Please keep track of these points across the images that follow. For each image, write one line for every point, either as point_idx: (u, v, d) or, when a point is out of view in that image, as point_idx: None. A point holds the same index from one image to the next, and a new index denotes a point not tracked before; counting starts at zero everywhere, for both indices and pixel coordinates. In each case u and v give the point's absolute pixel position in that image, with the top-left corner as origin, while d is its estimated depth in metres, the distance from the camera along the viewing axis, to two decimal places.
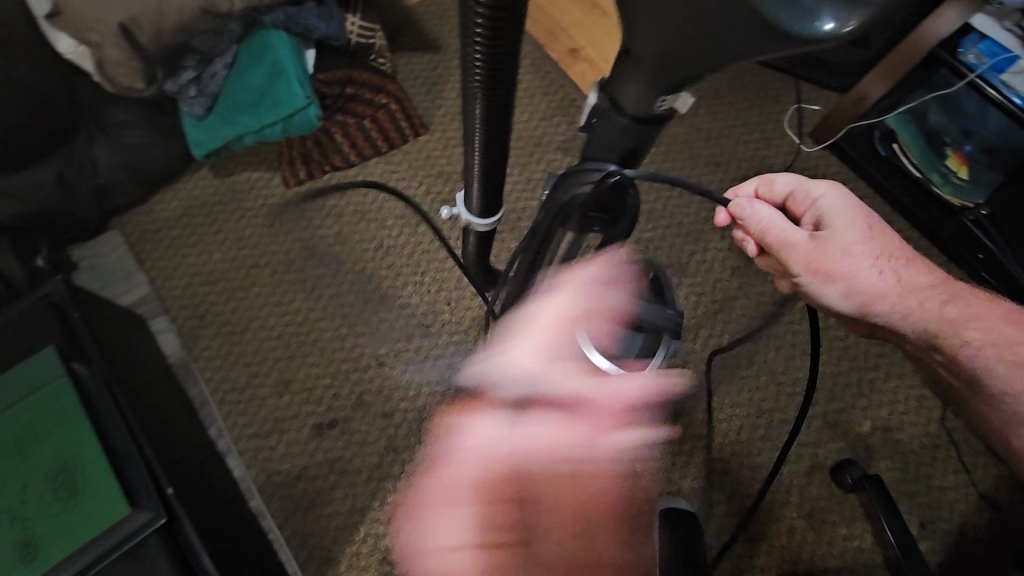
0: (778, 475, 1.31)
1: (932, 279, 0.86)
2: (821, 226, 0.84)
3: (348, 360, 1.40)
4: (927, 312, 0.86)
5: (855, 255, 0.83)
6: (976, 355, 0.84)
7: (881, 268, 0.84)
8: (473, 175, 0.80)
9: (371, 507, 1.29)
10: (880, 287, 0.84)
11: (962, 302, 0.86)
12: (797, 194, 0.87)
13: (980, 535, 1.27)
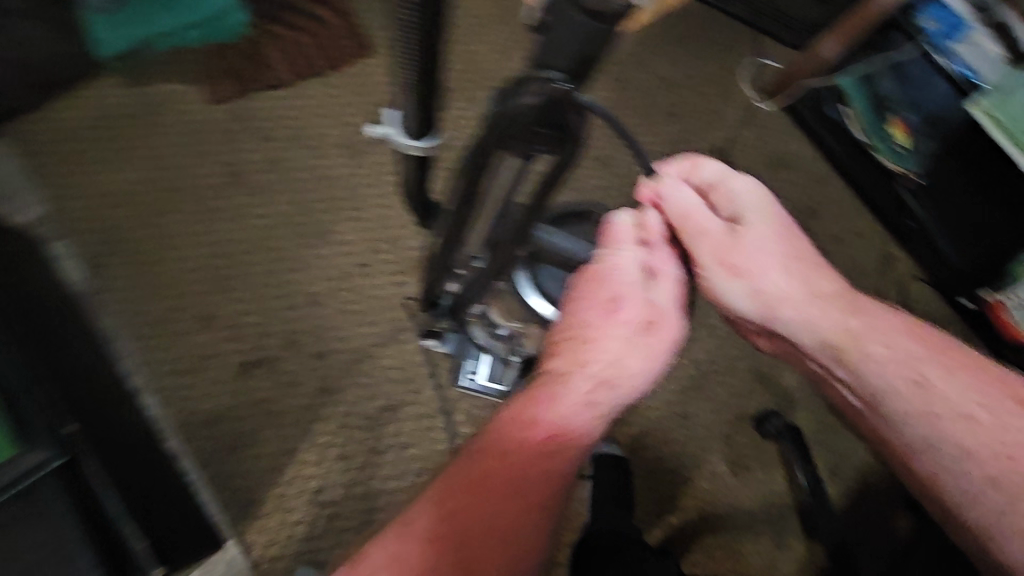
0: (706, 423, 1.36)
1: (835, 287, 0.83)
2: (733, 220, 0.83)
3: (278, 297, 1.32)
4: (832, 322, 0.81)
5: (762, 253, 0.82)
6: (880, 373, 0.79)
7: (785, 270, 0.82)
8: (410, 93, 0.73)
9: (301, 449, 1.25)
10: (779, 291, 0.82)
11: (865, 313, 0.81)
12: (720, 185, 0.84)
13: (879, 481, 1.37)
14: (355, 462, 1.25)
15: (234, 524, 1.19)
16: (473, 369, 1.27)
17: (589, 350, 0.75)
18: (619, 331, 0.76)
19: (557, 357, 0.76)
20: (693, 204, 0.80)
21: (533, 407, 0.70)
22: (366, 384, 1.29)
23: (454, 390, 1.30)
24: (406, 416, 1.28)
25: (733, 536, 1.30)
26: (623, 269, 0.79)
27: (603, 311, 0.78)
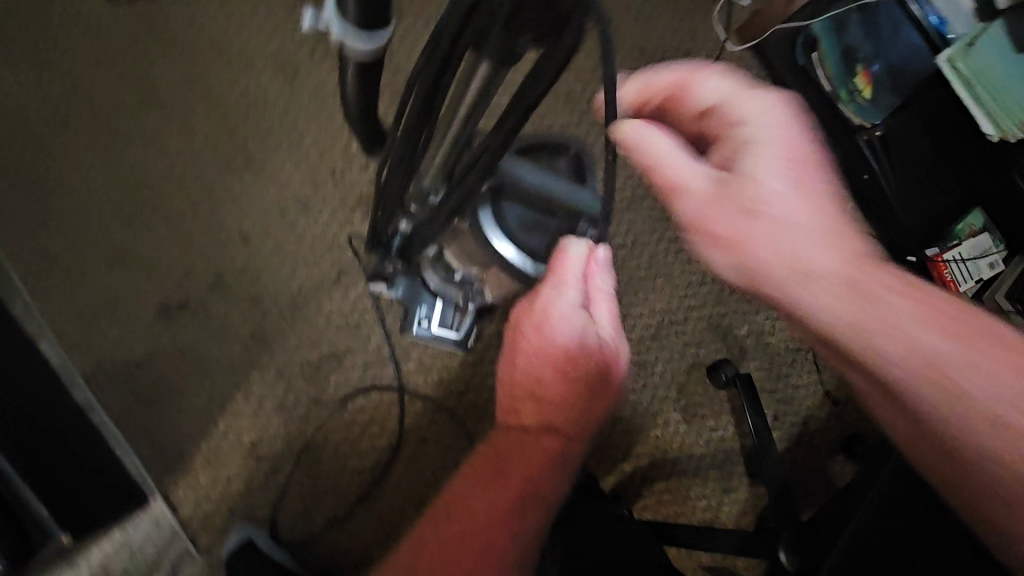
0: (661, 372, 1.35)
1: (853, 255, 0.63)
2: (728, 166, 0.65)
3: (204, 234, 1.18)
4: (834, 303, 0.63)
5: (750, 202, 0.63)
6: (893, 374, 0.62)
7: (784, 238, 0.63)
8: None
9: (233, 401, 1.14)
10: (778, 261, 0.63)
11: (891, 296, 0.62)
12: (721, 106, 0.66)
13: (820, 426, 1.42)
14: (295, 415, 1.16)
15: (159, 480, 1.10)
16: (426, 316, 1.18)
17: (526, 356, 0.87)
18: (567, 368, 0.85)
19: (523, 394, 0.88)
20: (660, 143, 0.63)
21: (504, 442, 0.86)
22: (306, 331, 1.19)
23: (406, 338, 1.21)
24: (352, 365, 1.19)
25: (681, 481, 1.32)
26: (565, 312, 0.83)
27: (552, 356, 0.85)
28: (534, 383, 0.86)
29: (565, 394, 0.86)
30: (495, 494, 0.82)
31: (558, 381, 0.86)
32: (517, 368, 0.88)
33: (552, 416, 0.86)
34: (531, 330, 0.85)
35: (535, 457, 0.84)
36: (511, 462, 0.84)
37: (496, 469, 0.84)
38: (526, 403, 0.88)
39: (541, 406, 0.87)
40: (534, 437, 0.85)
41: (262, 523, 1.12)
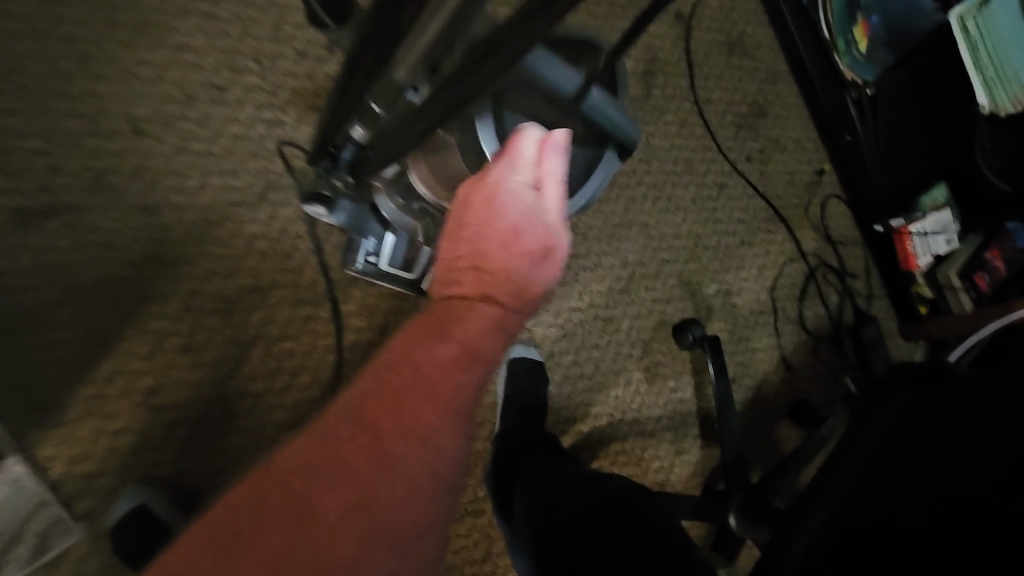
0: (626, 329, 1.26)
1: None
2: None
3: (86, 123, 0.94)
4: None
5: None
6: None
7: None
8: None
9: (124, 338, 0.93)
10: None
11: None
12: None
13: (771, 390, 1.41)
14: (205, 358, 0.97)
15: (18, 434, 0.88)
16: (374, 251, 1.00)
17: (478, 218, 0.68)
18: (514, 251, 0.69)
19: (463, 268, 0.70)
20: None
21: (440, 322, 0.65)
22: (221, 257, 0.98)
23: (345, 274, 1.04)
24: (277, 301, 1.01)
25: (636, 443, 1.25)
26: (517, 191, 0.66)
27: (500, 239, 0.69)
28: (477, 261, 0.69)
29: (511, 277, 0.69)
30: (412, 406, 0.58)
31: (507, 260, 0.69)
32: (463, 240, 0.70)
33: (491, 305, 0.67)
34: (478, 202, 0.68)
35: (454, 367, 0.62)
36: (436, 345, 0.62)
37: (405, 379, 0.60)
38: (464, 283, 0.69)
39: (484, 288, 0.68)
40: (465, 335, 0.64)
41: (157, 485, 0.93)
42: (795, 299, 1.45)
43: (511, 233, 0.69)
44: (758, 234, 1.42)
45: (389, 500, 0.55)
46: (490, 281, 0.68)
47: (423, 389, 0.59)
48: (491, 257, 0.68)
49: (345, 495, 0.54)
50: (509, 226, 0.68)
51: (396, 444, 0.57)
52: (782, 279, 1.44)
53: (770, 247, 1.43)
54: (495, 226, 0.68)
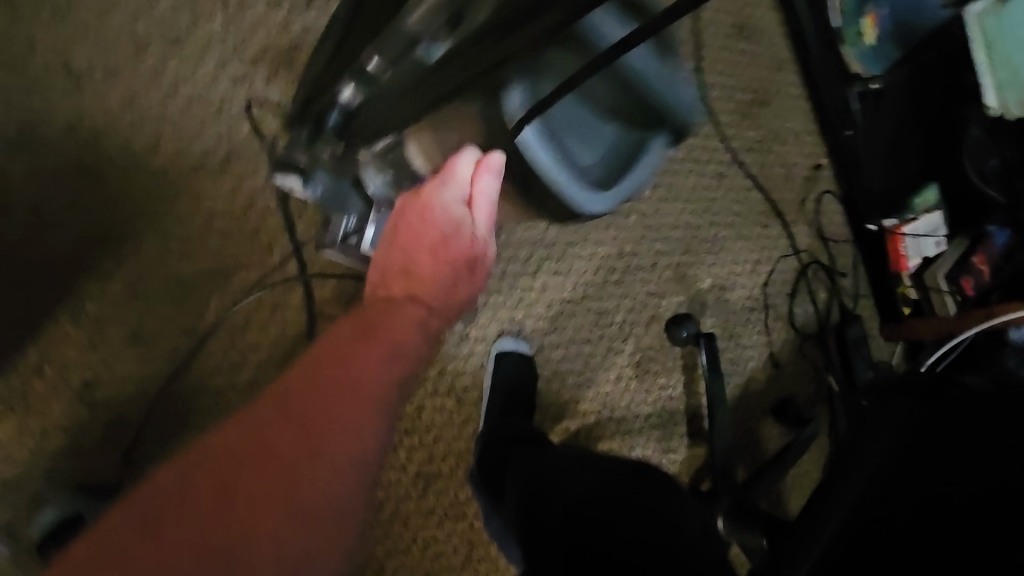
0: (619, 324, 1.20)
1: None
2: None
3: (18, 75, 0.83)
4: None
5: None
6: None
7: None
8: None
9: (59, 321, 0.84)
10: None
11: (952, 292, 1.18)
12: None
13: (758, 388, 1.38)
14: (155, 346, 0.87)
15: None
16: (353, 231, 0.88)
17: (409, 234, 0.77)
18: (440, 259, 0.78)
19: (394, 273, 0.78)
20: None
21: (371, 312, 0.76)
22: (175, 234, 0.88)
23: (322, 257, 0.93)
24: (241, 285, 0.90)
25: (623, 442, 1.20)
26: (451, 204, 0.72)
27: (431, 247, 0.77)
28: (409, 266, 0.78)
29: (435, 283, 0.78)
30: (337, 396, 0.65)
31: (433, 267, 0.78)
32: (395, 249, 0.79)
33: (414, 307, 0.77)
34: (411, 217, 0.76)
35: (377, 355, 0.71)
36: (364, 341, 0.72)
37: (331, 371, 0.68)
38: (393, 286, 0.78)
39: (410, 289, 0.77)
40: (389, 332, 0.73)
41: (97, 490, 0.83)
42: (787, 296, 1.41)
43: (437, 246, 0.77)
44: (754, 228, 1.37)
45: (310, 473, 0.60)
46: (419, 285, 0.78)
47: (347, 377, 0.67)
48: (417, 266, 0.78)
49: (268, 469, 0.59)
50: (434, 243, 0.77)
51: (321, 422, 0.63)
52: (774, 275, 1.40)
53: (764, 242, 1.39)
54: (424, 242, 0.77)
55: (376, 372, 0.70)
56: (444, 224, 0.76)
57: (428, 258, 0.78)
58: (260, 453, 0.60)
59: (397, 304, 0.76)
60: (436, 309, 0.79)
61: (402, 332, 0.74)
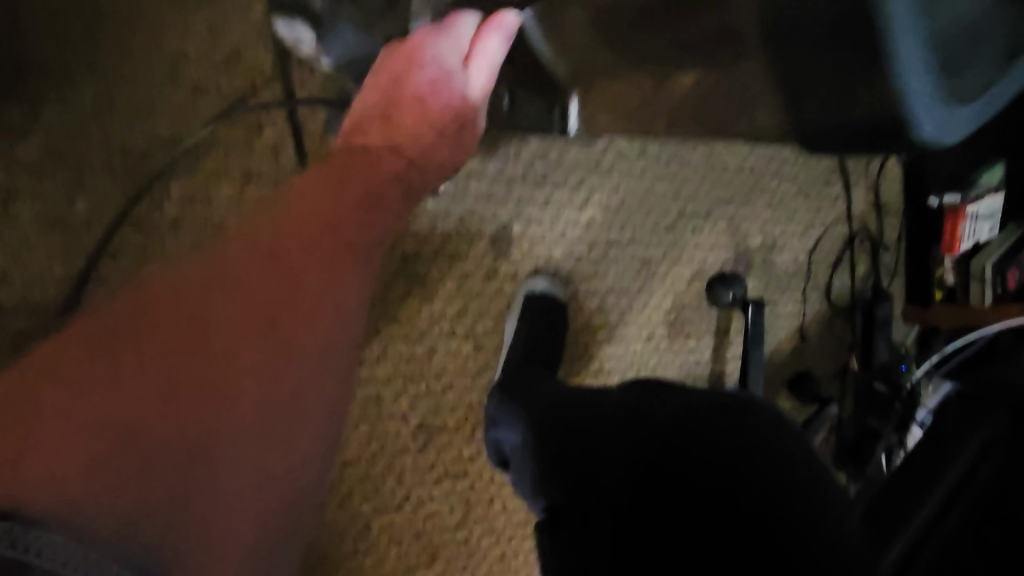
0: (664, 276, 1.04)
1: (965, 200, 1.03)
2: None
3: None
4: None
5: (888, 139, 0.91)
6: None
7: None
8: None
9: None
10: None
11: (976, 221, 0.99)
12: None
13: (782, 360, 1.27)
14: None
15: None
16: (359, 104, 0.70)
17: (396, 70, 0.64)
18: (429, 111, 0.66)
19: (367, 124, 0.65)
20: None
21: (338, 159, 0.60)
22: None
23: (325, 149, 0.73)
24: None
25: None
26: (448, 52, 0.63)
27: (418, 95, 0.65)
28: (389, 111, 0.65)
29: (420, 136, 0.66)
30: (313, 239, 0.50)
31: (417, 119, 0.66)
32: (369, 99, 0.66)
33: (393, 160, 0.63)
34: (398, 60, 0.64)
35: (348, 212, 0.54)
36: (338, 186, 0.56)
37: (287, 230, 0.49)
38: (364, 139, 0.64)
39: (388, 140, 0.64)
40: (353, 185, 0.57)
41: None
42: (830, 266, 1.28)
43: (427, 92, 0.65)
44: (815, 185, 1.20)
45: (270, 343, 0.44)
46: (405, 134, 0.65)
47: (310, 231, 0.50)
48: (401, 112, 0.65)
49: (216, 348, 0.42)
50: (422, 89, 0.65)
51: (289, 285, 0.46)
52: (824, 241, 1.25)
53: (823, 202, 1.23)
54: (413, 84, 0.64)
55: (351, 232, 0.53)
56: (440, 72, 0.64)
57: (417, 107, 0.66)
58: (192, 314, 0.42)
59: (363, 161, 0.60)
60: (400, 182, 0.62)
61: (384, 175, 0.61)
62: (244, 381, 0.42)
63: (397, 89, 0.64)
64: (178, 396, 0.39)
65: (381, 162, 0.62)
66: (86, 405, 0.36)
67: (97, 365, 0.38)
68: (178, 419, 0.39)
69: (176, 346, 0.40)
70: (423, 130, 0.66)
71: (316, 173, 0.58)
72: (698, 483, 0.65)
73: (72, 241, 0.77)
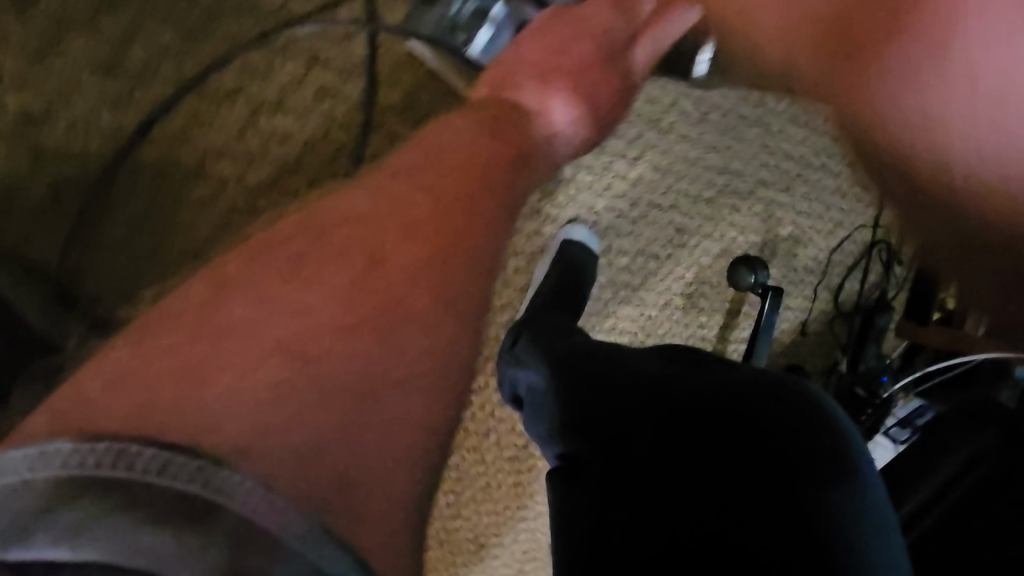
0: (693, 249, 1.04)
1: None
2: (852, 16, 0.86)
3: None
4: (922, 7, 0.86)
5: None
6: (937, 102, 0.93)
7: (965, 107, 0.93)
8: None
9: None
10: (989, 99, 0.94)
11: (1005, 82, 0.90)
12: None
13: (778, 350, 1.30)
14: None
15: None
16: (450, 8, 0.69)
17: (534, 50, 0.73)
18: (586, 62, 0.75)
19: (513, 79, 0.73)
20: None
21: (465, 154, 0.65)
22: None
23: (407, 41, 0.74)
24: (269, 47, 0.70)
25: None
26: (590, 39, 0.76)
27: (545, 65, 0.74)
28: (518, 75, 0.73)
29: (576, 102, 0.74)
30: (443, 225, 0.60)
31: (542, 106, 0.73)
32: (528, 57, 0.74)
33: (541, 127, 0.72)
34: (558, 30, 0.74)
35: (465, 185, 0.63)
36: (458, 164, 0.64)
37: (390, 196, 0.59)
38: (516, 95, 0.72)
39: (543, 103, 0.73)
40: (500, 133, 0.68)
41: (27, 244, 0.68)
42: (845, 269, 1.29)
43: (551, 83, 0.73)
44: (855, 187, 1.18)
45: (376, 305, 0.54)
46: (528, 129, 0.71)
47: (427, 215, 0.59)
48: (543, 96, 0.73)
49: (330, 332, 0.51)
50: (559, 84, 0.74)
51: (417, 277, 0.57)
52: (847, 244, 1.26)
53: (858, 204, 1.21)
54: (562, 72, 0.74)
55: (453, 211, 0.61)
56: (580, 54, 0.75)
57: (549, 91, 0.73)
58: (305, 275, 0.53)
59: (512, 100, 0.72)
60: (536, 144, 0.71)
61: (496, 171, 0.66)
62: (361, 334, 0.52)
63: (532, 77, 0.73)
64: (318, 346, 0.50)
65: (495, 151, 0.66)
66: (245, 355, 0.48)
67: (248, 325, 0.50)
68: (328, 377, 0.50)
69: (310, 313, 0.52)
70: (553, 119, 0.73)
71: (467, 114, 0.69)
72: (734, 462, 0.58)
73: (123, 89, 0.74)
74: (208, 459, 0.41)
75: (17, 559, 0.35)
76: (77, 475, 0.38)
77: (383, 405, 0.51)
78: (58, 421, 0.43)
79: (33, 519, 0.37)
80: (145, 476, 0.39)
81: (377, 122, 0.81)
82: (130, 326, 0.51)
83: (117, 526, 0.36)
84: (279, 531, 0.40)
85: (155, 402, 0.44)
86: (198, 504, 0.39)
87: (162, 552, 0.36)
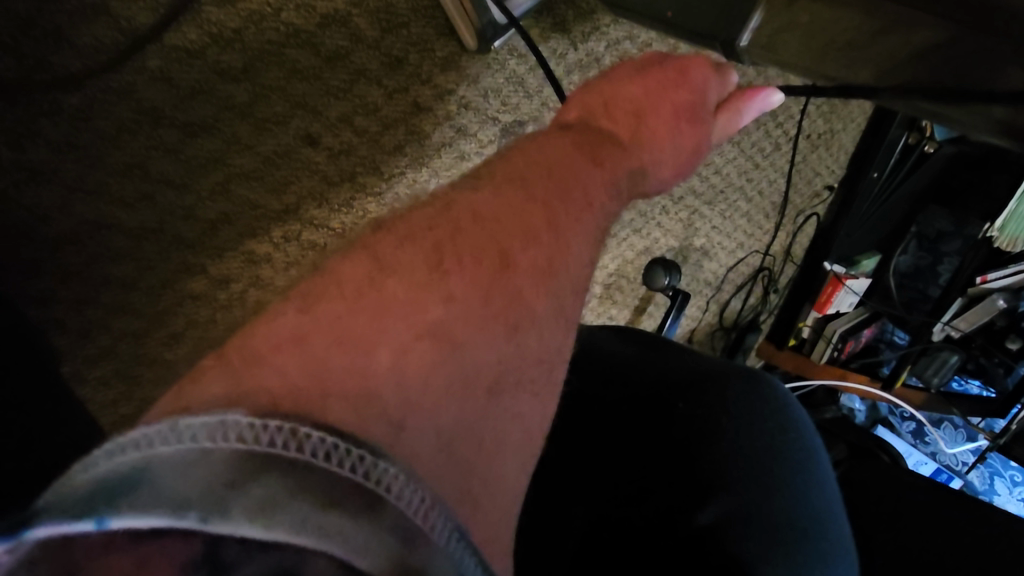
0: (620, 240, 1.07)
1: None
2: None
3: None
4: None
5: None
6: None
7: None
8: None
9: None
10: None
11: None
12: None
13: None
14: None
15: None
16: None
17: (655, 126, 0.47)
18: (682, 111, 0.48)
19: (613, 112, 0.47)
20: None
21: (602, 152, 0.43)
22: None
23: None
24: None
25: None
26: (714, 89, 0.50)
27: (677, 113, 0.48)
28: (639, 118, 0.47)
29: (663, 142, 0.47)
30: (564, 174, 0.40)
31: (669, 138, 0.47)
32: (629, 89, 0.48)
33: (628, 158, 0.45)
34: (664, 68, 0.48)
35: (594, 189, 0.41)
36: (570, 134, 0.44)
37: (508, 200, 0.37)
38: (608, 126, 0.46)
39: (634, 141, 0.46)
40: (609, 166, 0.43)
41: None
42: (741, 290, 1.40)
43: (668, 153, 0.47)
44: (758, 215, 1.29)
45: (509, 303, 0.34)
46: (661, 123, 0.47)
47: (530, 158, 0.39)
48: (660, 160, 0.47)
49: (507, 289, 0.34)
50: (684, 148, 0.48)
51: (537, 199, 0.37)
52: (744, 264, 1.35)
53: (759, 230, 1.32)
54: (691, 132, 0.48)
55: (568, 219, 0.38)
56: (692, 98, 0.49)
57: (668, 134, 0.47)
58: (447, 264, 0.33)
59: (611, 141, 0.45)
60: (628, 179, 0.44)
61: (616, 168, 0.43)
62: (503, 325, 0.33)
63: (647, 124, 0.47)
64: (465, 333, 0.31)
65: (621, 137, 0.46)
66: (395, 330, 0.30)
67: (397, 304, 0.31)
68: (468, 359, 0.31)
69: (430, 259, 0.33)
70: (670, 155, 0.47)
71: (563, 135, 0.43)
72: (692, 466, 0.53)
73: None
74: (368, 446, 0.25)
75: (214, 534, 0.21)
76: (257, 450, 0.23)
77: (517, 409, 0.33)
78: (225, 378, 0.26)
79: (225, 494, 0.21)
80: (317, 462, 0.23)
81: (344, 16, 0.71)
82: (306, 284, 0.32)
83: (318, 519, 0.21)
84: (454, 559, 0.24)
85: (323, 371, 0.27)
86: (374, 501, 0.23)
87: (361, 544, 0.22)
